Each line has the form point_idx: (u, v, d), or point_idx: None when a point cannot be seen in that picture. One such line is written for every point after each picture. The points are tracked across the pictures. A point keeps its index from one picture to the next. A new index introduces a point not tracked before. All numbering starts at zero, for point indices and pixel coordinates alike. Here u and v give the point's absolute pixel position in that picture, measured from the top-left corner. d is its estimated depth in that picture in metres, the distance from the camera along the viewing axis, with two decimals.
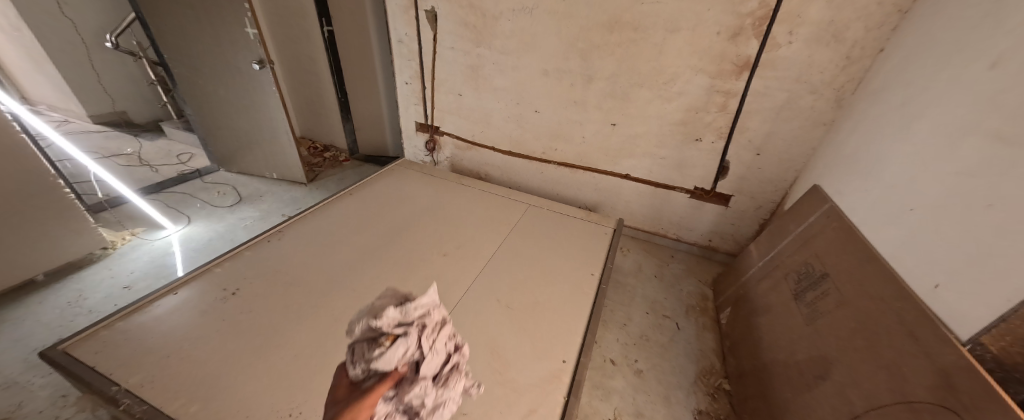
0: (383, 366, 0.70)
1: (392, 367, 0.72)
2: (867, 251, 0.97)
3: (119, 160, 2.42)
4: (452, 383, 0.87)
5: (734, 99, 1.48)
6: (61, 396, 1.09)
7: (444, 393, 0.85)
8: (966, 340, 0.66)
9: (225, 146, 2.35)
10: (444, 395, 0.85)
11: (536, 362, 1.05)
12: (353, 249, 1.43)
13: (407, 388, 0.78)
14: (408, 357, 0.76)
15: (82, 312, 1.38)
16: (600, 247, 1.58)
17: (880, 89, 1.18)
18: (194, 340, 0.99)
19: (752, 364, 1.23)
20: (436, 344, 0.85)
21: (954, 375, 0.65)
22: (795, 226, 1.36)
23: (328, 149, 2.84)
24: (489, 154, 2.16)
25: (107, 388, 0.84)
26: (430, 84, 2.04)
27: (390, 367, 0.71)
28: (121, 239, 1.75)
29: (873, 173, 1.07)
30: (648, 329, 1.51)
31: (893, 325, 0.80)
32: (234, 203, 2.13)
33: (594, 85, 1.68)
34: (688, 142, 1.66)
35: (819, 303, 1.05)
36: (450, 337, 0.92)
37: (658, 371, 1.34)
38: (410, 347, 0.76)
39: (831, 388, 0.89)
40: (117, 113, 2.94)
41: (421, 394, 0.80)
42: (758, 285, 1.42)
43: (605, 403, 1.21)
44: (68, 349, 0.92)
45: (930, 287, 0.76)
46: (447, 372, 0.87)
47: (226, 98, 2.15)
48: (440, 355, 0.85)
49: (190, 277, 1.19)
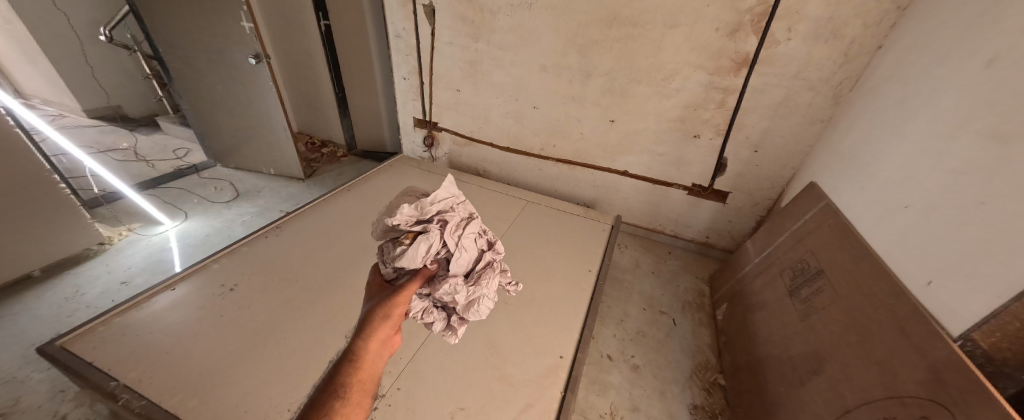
0: (408, 264, 0.88)
1: (418, 264, 0.89)
2: (862, 249, 0.98)
3: (115, 155, 2.41)
4: (484, 283, 0.93)
5: (732, 96, 1.48)
6: (59, 391, 1.10)
7: (475, 290, 0.92)
8: (957, 336, 0.67)
9: (222, 141, 2.34)
10: (475, 293, 0.91)
11: (533, 358, 1.06)
12: (351, 245, 1.43)
13: (437, 282, 0.91)
14: (432, 255, 0.91)
15: (80, 307, 1.38)
16: (598, 243, 1.59)
17: (877, 86, 1.18)
18: (192, 335, 0.99)
19: (746, 359, 1.24)
20: (460, 242, 0.95)
21: (944, 370, 0.66)
22: (791, 223, 1.37)
23: (326, 144, 2.82)
24: (488, 150, 2.16)
25: (106, 383, 0.84)
26: (428, 79, 2.03)
27: (417, 264, 0.89)
28: (118, 235, 1.75)
29: (869, 170, 1.08)
30: (644, 325, 1.52)
31: (885, 321, 0.81)
32: (231, 199, 2.12)
33: (593, 82, 1.68)
34: (687, 139, 1.66)
35: (814, 299, 1.06)
36: (476, 238, 1.01)
37: (655, 366, 1.35)
38: (431, 245, 0.90)
39: (824, 383, 0.90)
40: (112, 107, 2.91)
41: (450, 291, 0.90)
42: (754, 282, 1.43)
43: (602, 397, 1.23)
44: (65, 344, 0.92)
45: (923, 284, 0.77)
46: (476, 271, 0.95)
47: (222, 93, 2.13)
48: (464, 253, 0.94)
49: (187, 273, 1.19)
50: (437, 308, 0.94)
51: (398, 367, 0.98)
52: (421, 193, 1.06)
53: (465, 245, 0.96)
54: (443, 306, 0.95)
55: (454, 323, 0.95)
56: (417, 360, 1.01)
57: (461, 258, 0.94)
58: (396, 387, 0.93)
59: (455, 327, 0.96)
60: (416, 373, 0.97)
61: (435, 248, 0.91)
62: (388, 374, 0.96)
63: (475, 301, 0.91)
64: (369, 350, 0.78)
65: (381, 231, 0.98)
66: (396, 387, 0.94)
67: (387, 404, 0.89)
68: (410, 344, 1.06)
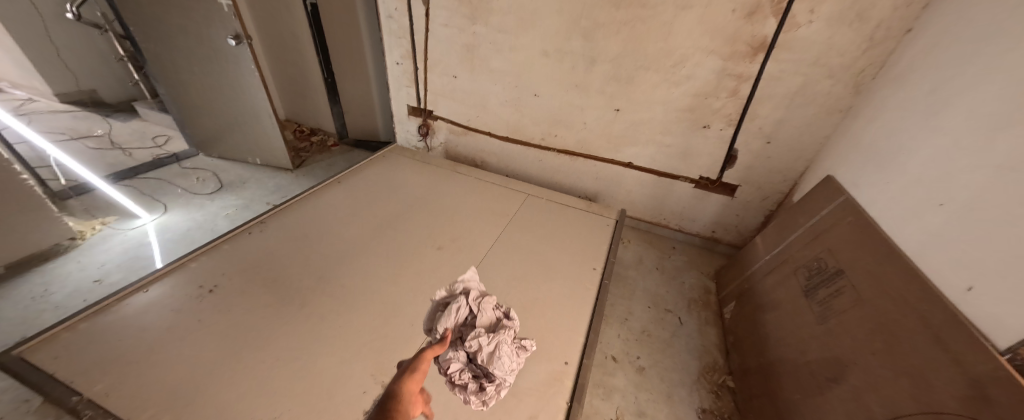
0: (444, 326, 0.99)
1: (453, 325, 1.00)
2: (887, 249, 0.91)
3: (89, 143, 2.28)
4: (503, 331, 0.98)
5: (746, 83, 1.39)
6: (23, 401, 1.02)
7: (497, 335, 0.96)
8: (1003, 349, 0.61)
9: (204, 129, 2.21)
10: (496, 338, 0.94)
11: (536, 364, 1.00)
12: (342, 242, 1.35)
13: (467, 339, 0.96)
14: (460, 319, 1.02)
15: (48, 308, 1.29)
16: (601, 240, 1.52)
17: (905, 74, 1.10)
18: (166, 343, 0.91)
19: (757, 361, 1.19)
20: (482, 305, 1.04)
21: (989, 387, 0.60)
22: (805, 219, 1.30)
23: (316, 132, 2.70)
24: (486, 140, 2.06)
25: (67, 399, 0.76)
26: (423, 64, 1.91)
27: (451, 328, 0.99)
28: (91, 229, 1.64)
29: (896, 164, 1.01)
30: (649, 323, 1.47)
31: (916, 329, 0.75)
32: (215, 190, 2.01)
33: (598, 68, 1.58)
34: (696, 129, 1.58)
35: (832, 302, 1.01)
36: (497, 305, 1.09)
37: (661, 368, 1.30)
38: (460, 306, 1.02)
39: (846, 392, 0.85)
40: (84, 92, 2.76)
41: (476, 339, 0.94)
42: (763, 280, 1.37)
43: (606, 402, 1.18)
44: (24, 353, 0.83)
45: (962, 289, 0.71)
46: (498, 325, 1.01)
47: (202, 78, 2.00)
48: (486, 314, 1.02)
49: (164, 272, 1.10)
50: (471, 371, 0.92)
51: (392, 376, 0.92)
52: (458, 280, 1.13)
53: (488, 306, 1.05)
54: (476, 368, 0.93)
55: (487, 385, 0.89)
56: None
57: (486, 317, 1.02)
58: None
59: (489, 395, 0.89)
60: None
61: (463, 309, 1.03)
62: (381, 384, 0.90)
63: (497, 346, 0.93)
64: (405, 394, 0.71)
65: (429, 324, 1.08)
66: None
67: None
68: (405, 350, 0.99)
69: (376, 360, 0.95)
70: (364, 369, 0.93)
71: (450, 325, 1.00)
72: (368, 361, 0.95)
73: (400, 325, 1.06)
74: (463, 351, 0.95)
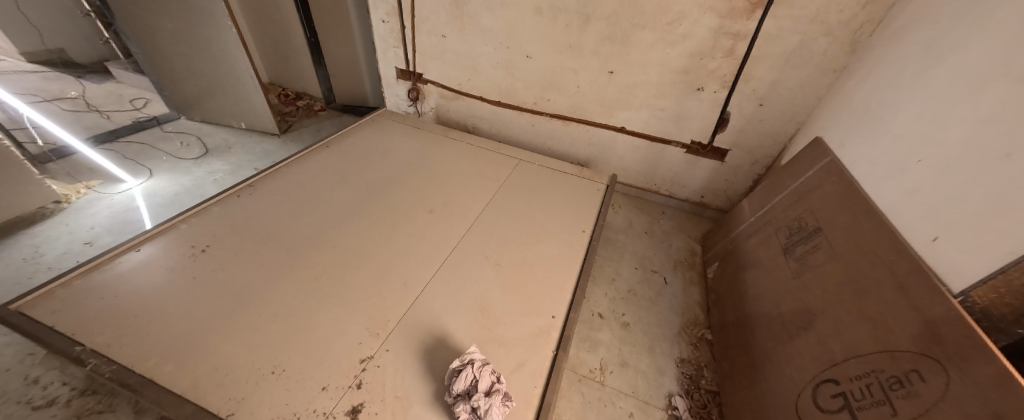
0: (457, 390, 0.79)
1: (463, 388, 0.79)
2: (865, 206, 0.94)
3: (63, 104, 2.19)
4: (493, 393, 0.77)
5: (743, 42, 1.36)
6: (28, 354, 1.06)
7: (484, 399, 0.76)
8: (957, 293, 0.65)
9: (184, 91, 2.12)
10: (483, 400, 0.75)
11: (525, 318, 1.04)
12: (333, 205, 1.35)
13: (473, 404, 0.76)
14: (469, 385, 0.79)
15: (41, 268, 1.30)
16: (592, 204, 1.54)
17: (901, 31, 1.08)
18: (162, 298, 0.93)
19: (734, 316, 1.26)
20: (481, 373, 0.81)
21: (940, 326, 0.64)
22: (791, 180, 1.32)
23: (301, 97, 2.61)
24: (478, 105, 2.01)
25: (70, 349, 0.79)
26: (410, 22, 1.83)
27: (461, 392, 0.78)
28: (75, 193, 1.61)
29: (883, 123, 1.01)
30: (636, 284, 1.53)
31: (883, 278, 0.79)
32: (200, 155, 1.97)
33: (592, 27, 1.52)
34: (689, 92, 1.56)
35: (809, 257, 1.05)
36: (491, 373, 0.83)
37: (645, 323, 1.37)
38: (469, 374, 0.80)
39: (813, 338, 0.91)
40: (52, 52, 2.61)
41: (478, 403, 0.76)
42: (746, 241, 1.42)
43: (592, 354, 1.25)
44: (21, 309, 0.85)
45: (928, 240, 0.74)
46: (492, 388, 0.79)
47: (176, 36, 1.90)
48: (484, 377, 0.81)
49: (154, 233, 1.10)
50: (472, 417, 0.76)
51: (386, 329, 0.96)
52: (474, 356, 0.86)
53: (484, 372, 0.81)
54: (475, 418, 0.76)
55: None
56: (405, 322, 0.98)
57: (484, 381, 0.80)
58: (385, 349, 0.91)
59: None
60: (405, 335, 0.95)
61: (468, 376, 0.80)
62: (376, 336, 0.94)
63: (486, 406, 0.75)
64: None
65: (450, 377, 0.83)
66: (384, 348, 0.91)
67: (375, 365, 0.87)
68: (398, 307, 1.02)
69: (370, 315, 0.99)
70: (359, 322, 0.96)
71: (460, 391, 0.78)
72: (363, 315, 0.98)
73: (393, 283, 1.09)
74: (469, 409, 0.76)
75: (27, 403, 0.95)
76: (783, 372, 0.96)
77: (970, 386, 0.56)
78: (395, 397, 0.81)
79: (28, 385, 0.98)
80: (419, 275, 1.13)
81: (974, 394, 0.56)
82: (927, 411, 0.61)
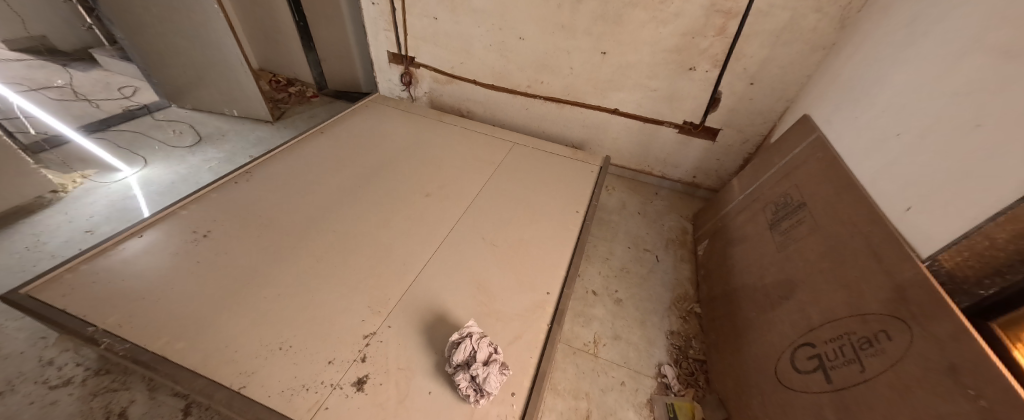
0: (457, 359, 0.83)
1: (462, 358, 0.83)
2: (848, 180, 0.97)
3: (51, 93, 2.15)
4: (491, 364, 0.82)
5: (734, 20, 1.36)
6: (40, 338, 1.09)
7: (483, 368, 0.80)
8: (924, 257, 0.69)
9: (173, 79, 2.09)
10: (482, 369, 0.80)
11: (521, 294, 1.08)
12: (329, 190, 1.36)
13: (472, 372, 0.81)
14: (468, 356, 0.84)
15: (45, 257, 1.32)
16: (586, 184, 1.57)
17: (889, 4, 1.08)
18: (167, 281, 0.96)
19: (722, 290, 1.32)
20: (479, 346, 0.85)
21: (908, 289, 0.68)
22: (779, 157, 1.35)
23: (293, 83, 2.57)
24: (472, 88, 2.00)
25: (84, 329, 0.82)
26: (401, 4, 1.79)
27: (461, 361, 0.83)
28: (72, 182, 1.62)
29: (866, 99, 1.04)
30: (629, 262, 1.58)
31: (860, 247, 0.83)
32: (194, 143, 1.96)
33: (584, 6, 1.51)
34: (682, 72, 1.56)
35: (793, 231, 1.09)
36: (490, 347, 0.86)
37: (637, 299, 1.43)
38: (468, 346, 0.84)
39: (793, 306, 0.96)
40: (35, 39, 2.53)
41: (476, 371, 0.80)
42: (735, 218, 1.46)
43: (586, 328, 1.31)
44: (31, 293, 0.88)
45: (902, 209, 0.78)
46: (490, 359, 0.84)
47: (162, 21, 1.86)
48: (482, 348, 0.85)
49: (155, 220, 1.12)
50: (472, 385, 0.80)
51: (387, 307, 1.00)
52: (473, 330, 0.90)
53: (483, 345, 0.85)
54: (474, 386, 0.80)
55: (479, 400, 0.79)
56: (405, 300, 1.02)
57: (482, 354, 0.84)
58: (387, 325, 0.95)
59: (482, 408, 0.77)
60: (405, 312, 0.99)
61: (467, 348, 0.84)
62: (378, 314, 0.97)
63: (485, 374, 0.79)
64: None
65: (450, 348, 0.88)
66: (387, 324, 0.95)
67: (378, 340, 0.91)
68: (399, 286, 1.06)
69: (372, 294, 1.02)
70: (361, 301, 1.00)
71: (460, 361, 0.83)
72: (365, 294, 1.02)
73: (392, 264, 1.12)
74: (469, 377, 0.81)
75: (44, 383, 0.99)
76: (765, 338, 1.01)
77: (930, 341, 0.61)
78: (398, 368, 0.86)
79: (43, 367, 1.02)
80: (418, 256, 1.16)
81: (933, 348, 0.60)
82: (890, 367, 0.67)
